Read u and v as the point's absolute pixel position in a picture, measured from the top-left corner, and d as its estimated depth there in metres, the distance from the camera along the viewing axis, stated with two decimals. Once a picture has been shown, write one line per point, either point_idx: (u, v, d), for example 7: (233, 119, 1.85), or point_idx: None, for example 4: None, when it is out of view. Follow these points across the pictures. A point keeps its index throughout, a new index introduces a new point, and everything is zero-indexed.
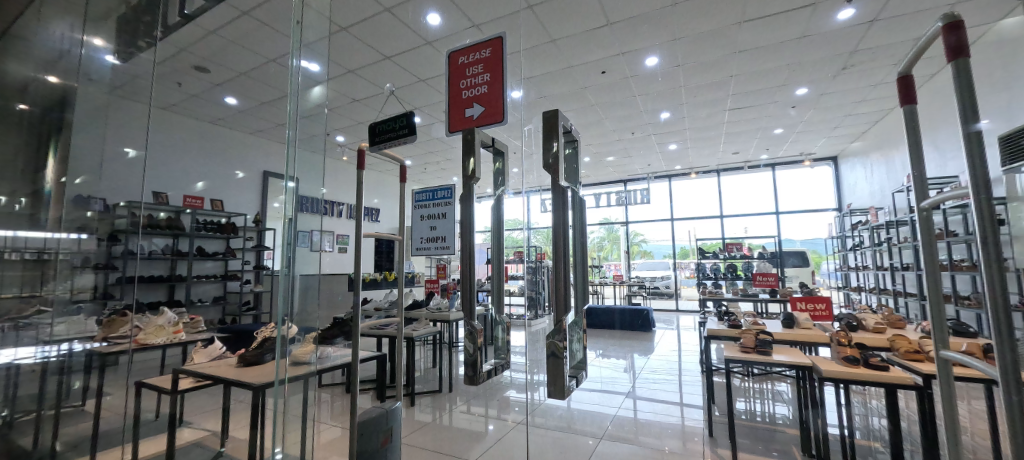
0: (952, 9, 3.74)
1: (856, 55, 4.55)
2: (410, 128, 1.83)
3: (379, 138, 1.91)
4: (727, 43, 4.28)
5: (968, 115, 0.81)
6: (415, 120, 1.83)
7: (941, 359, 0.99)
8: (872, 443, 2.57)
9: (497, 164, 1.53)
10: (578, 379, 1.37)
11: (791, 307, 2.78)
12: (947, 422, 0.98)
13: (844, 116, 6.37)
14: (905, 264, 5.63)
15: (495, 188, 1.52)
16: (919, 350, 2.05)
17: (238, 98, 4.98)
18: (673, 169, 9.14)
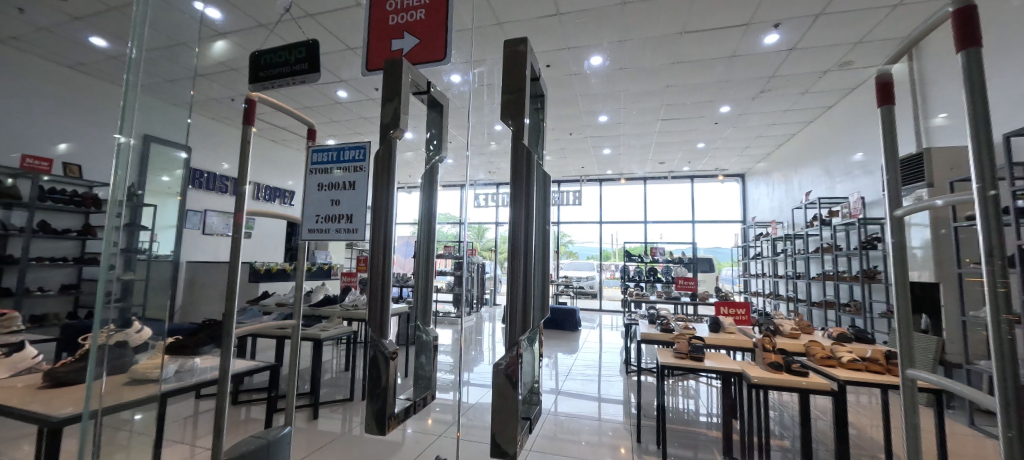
0: (854, 48, 4.18)
1: (774, 80, 4.93)
2: (309, 62, 1.51)
3: (265, 72, 1.54)
4: (667, 51, 4.36)
5: (977, 114, 0.72)
6: (319, 52, 1.50)
7: (906, 380, 0.94)
8: (781, 441, 2.71)
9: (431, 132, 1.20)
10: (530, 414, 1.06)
11: (715, 312, 2.87)
12: (908, 447, 0.91)
13: (756, 137, 6.99)
14: (798, 273, 6.31)
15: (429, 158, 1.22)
16: (832, 356, 2.17)
17: (109, 41, 4.02)
18: (605, 173, 9.41)
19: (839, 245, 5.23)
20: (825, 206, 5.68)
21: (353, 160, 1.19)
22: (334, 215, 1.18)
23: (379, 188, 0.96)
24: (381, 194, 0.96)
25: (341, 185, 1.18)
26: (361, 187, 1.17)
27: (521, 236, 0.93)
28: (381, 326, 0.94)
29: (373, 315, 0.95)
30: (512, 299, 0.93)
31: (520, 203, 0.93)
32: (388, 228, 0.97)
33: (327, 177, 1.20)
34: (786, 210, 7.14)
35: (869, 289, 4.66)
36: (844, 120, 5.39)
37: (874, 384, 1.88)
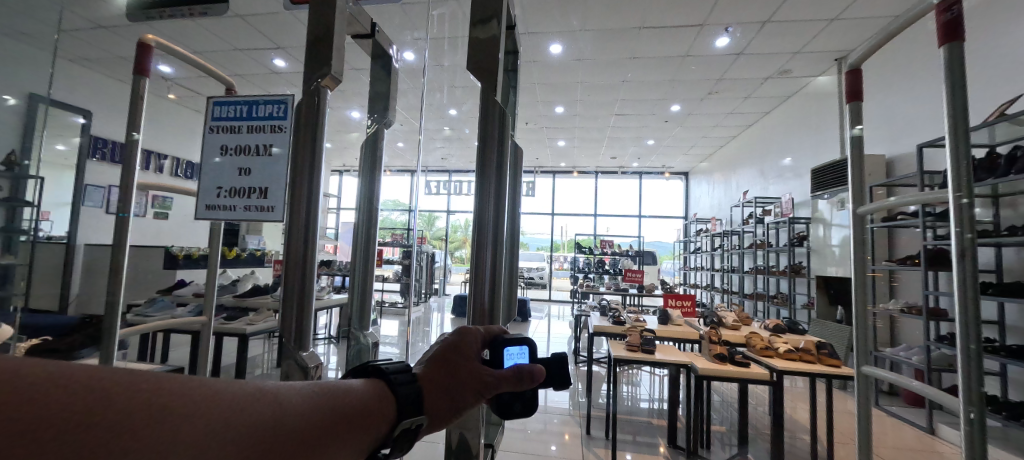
0: (792, 58, 4.44)
1: (721, 83, 5.15)
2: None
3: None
4: (625, 45, 4.38)
5: (957, 110, 0.71)
6: None
7: (860, 375, 0.94)
8: (719, 427, 2.84)
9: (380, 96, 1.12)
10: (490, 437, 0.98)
11: (664, 304, 2.94)
12: (861, 442, 0.92)
13: (700, 138, 7.33)
14: (733, 267, 6.76)
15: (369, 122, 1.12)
16: (770, 346, 2.28)
17: None
18: (558, 165, 9.47)
19: (770, 242, 5.62)
20: (759, 205, 6.08)
21: (269, 116, 0.97)
22: (241, 187, 0.97)
23: (297, 159, 0.79)
24: (298, 167, 0.79)
25: (252, 148, 0.96)
26: (278, 153, 0.95)
27: (486, 219, 0.88)
28: (299, 325, 0.79)
29: (287, 312, 0.79)
30: (476, 289, 0.87)
31: (488, 184, 0.87)
32: (307, 209, 0.80)
33: (233, 137, 0.98)
34: (724, 208, 7.58)
35: (794, 282, 5.05)
36: (780, 125, 5.76)
37: (808, 373, 1.99)
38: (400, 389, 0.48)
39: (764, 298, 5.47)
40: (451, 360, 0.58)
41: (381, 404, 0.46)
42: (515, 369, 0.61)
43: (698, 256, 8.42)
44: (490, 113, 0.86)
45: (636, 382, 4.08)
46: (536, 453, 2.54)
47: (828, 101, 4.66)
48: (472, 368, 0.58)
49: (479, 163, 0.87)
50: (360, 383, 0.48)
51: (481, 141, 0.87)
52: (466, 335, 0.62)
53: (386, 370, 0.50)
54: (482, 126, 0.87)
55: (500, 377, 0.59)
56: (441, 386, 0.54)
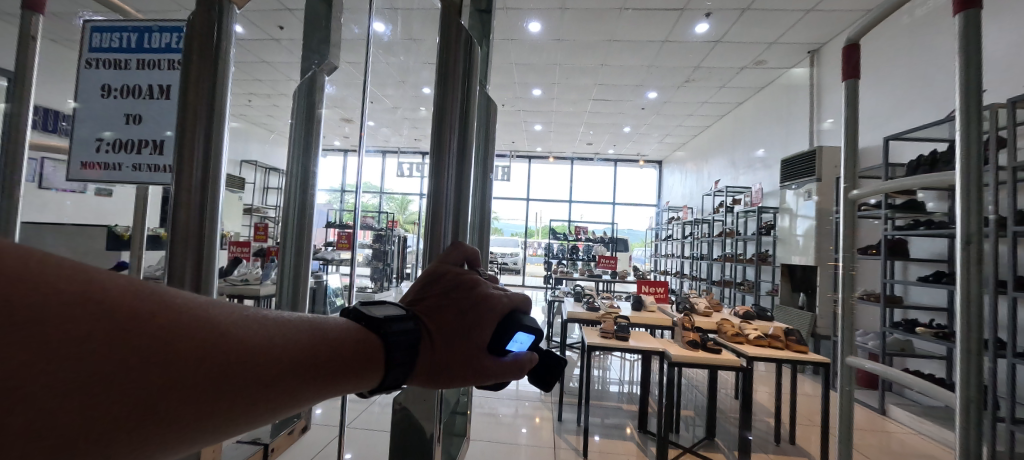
0: (768, 48, 4.46)
1: (697, 71, 5.14)
2: None
3: None
4: (604, 26, 4.27)
5: (970, 84, 0.64)
6: None
7: (842, 365, 0.89)
8: (688, 411, 2.87)
9: (321, 33, 0.99)
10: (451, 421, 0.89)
11: (637, 290, 2.93)
12: (841, 435, 0.87)
13: (675, 127, 7.37)
14: (702, 254, 6.92)
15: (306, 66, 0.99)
16: (740, 333, 2.29)
17: None
18: (534, 150, 9.36)
19: (739, 231, 5.75)
20: (730, 194, 6.19)
21: (165, 48, 0.74)
22: (128, 139, 0.75)
23: (186, 85, 0.58)
24: (186, 100, 0.58)
25: (141, 90, 0.73)
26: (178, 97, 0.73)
27: (444, 181, 0.77)
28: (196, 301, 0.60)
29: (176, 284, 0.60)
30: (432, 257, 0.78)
31: (449, 140, 0.76)
32: (204, 155, 0.59)
33: (117, 74, 0.75)
34: (696, 197, 7.70)
35: (760, 270, 5.18)
36: (752, 116, 5.84)
37: (777, 359, 2.00)
38: (389, 361, 0.42)
39: (731, 284, 5.61)
40: (456, 327, 0.48)
41: (363, 365, 0.40)
42: (514, 362, 0.52)
43: (669, 243, 8.57)
44: (451, 57, 0.75)
45: (607, 367, 4.11)
46: (505, 439, 2.48)
47: (799, 93, 4.73)
48: (474, 348, 0.48)
49: (439, 116, 0.76)
50: (349, 325, 0.42)
51: (440, 89, 0.75)
52: (485, 303, 0.51)
53: (383, 325, 0.43)
54: (441, 72, 0.76)
55: (499, 364, 0.50)
56: (442, 354, 0.47)
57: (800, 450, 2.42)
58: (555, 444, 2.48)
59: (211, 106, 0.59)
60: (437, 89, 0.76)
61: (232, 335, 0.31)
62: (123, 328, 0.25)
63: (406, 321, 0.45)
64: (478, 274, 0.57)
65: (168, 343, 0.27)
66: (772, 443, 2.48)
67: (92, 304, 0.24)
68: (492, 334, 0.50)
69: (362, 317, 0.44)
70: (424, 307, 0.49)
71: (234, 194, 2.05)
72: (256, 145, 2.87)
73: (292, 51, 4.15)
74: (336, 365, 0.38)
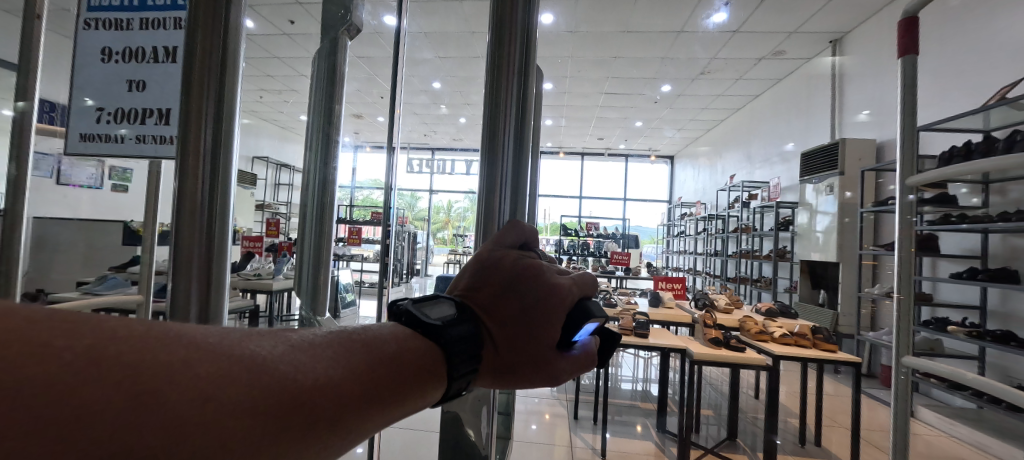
0: (788, 37, 4.33)
1: (714, 62, 5.01)
2: None
3: None
4: (619, 17, 4.17)
5: None
6: None
7: (898, 367, 0.82)
8: (707, 411, 2.79)
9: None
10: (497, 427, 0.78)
11: (654, 287, 2.86)
12: (898, 445, 0.80)
13: (689, 121, 7.24)
14: (716, 251, 6.79)
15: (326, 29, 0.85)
16: (764, 330, 2.21)
17: None
18: (544, 146, 9.28)
19: (755, 226, 5.62)
20: (746, 189, 6.05)
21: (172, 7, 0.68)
22: (130, 109, 0.68)
23: (195, 31, 0.43)
24: (195, 44, 0.43)
25: (146, 52, 0.66)
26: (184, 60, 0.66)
27: (496, 174, 0.62)
28: (203, 312, 0.45)
29: (180, 286, 0.44)
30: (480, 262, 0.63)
31: (502, 125, 0.62)
32: (214, 118, 0.45)
33: (120, 36, 0.68)
34: (710, 192, 7.55)
35: (778, 266, 5.06)
36: (769, 109, 5.69)
37: (805, 358, 1.91)
38: (451, 372, 0.37)
39: (747, 281, 5.49)
40: (519, 326, 0.43)
41: (426, 380, 0.35)
42: (580, 356, 0.47)
43: (682, 240, 8.44)
44: (507, 20, 0.60)
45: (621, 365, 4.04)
46: (520, 436, 2.44)
47: (819, 85, 4.59)
48: (540, 348, 0.43)
49: (491, 93, 0.62)
50: (401, 332, 0.37)
51: (493, 58, 0.61)
52: (549, 293, 0.45)
53: (439, 330, 0.37)
54: (495, 39, 0.61)
55: (566, 359, 0.45)
56: (505, 358, 0.42)
57: (826, 452, 2.32)
58: (571, 443, 2.41)
59: (224, 57, 0.45)
60: (491, 62, 0.62)
61: (282, 373, 0.26)
62: (145, 391, 0.20)
63: (463, 322, 0.40)
64: (534, 257, 0.51)
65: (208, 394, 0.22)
66: (797, 445, 2.39)
67: (109, 372, 0.20)
68: (558, 328, 0.44)
69: (414, 319, 0.38)
70: (482, 301, 0.44)
71: (245, 187, 2.03)
72: (268, 139, 2.85)
73: (302, 45, 4.14)
74: (399, 385, 0.32)
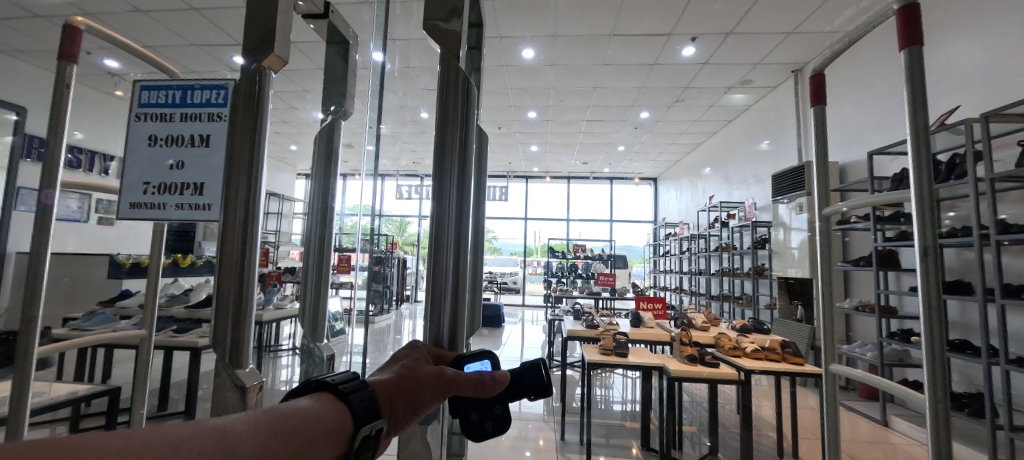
0: (754, 68, 4.61)
1: (687, 91, 5.30)
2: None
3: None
4: (595, 52, 4.44)
5: (918, 114, 0.71)
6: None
7: (827, 373, 0.94)
8: (690, 428, 2.86)
9: (337, 69, 0.98)
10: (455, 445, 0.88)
11: (635, 307, 2.97)
12: (830, 442, 0.91)
13: (670, 145, 7.51)
14: (699, 270, 6.97)
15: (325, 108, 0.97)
16: (737, 346, 2.33)
17: None
18: (531, 170, 9.48)
19: (735, 245, 5.81)
20: (724, 209, 6.27)
21: (206, 103, 0.78)
22: (170, 183, 0.78)
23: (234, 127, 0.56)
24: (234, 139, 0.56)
25: (186, 138, 0.77)
26: (217, 144, 0.76)
27: (444, 218, 0.70)
28: (234, 347, 0.55)
29: (221, 331, 0.56)
30: (436, 301, 0.70)
31: (448, 176, 0.71)
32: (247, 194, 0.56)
33: (164, 126, 0.79)
34: (692, 212, 7.78)
35: (757, 284, 5.23)
36: (742, 133, 5.97)
37: (774, 372, 2.02)
38: (350, 397, 0.47)
39: (729, 298, 5.65)
40: (406, 383, 0.54)
41: (331, 412, 0.45)
42: (480, 373, 0.60)
43: (667, 259, 8.63)
44: (450, 90, 0.72)
45: (608, 386, 4.10)
46: None
47: (786, 110, 4.87)
48: (430, 374, 0.56)
49: (439, 147, 0.72)
50: (309, 401, 0.45)
51: (439, 115, 0.72)
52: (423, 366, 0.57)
53: (334, 383, 0.49)
54: (440, 103, 0.72)
55: (461, 382, 0.58)
56: (400, 400, 0.52)
57: None
58: None
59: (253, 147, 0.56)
60: (437, 122, 0.73)
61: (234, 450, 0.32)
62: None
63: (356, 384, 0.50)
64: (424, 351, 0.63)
65: (178, 454, 0.29)
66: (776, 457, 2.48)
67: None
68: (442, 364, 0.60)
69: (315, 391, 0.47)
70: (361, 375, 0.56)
71: None
72: None
73: (292, 79, 4.27)
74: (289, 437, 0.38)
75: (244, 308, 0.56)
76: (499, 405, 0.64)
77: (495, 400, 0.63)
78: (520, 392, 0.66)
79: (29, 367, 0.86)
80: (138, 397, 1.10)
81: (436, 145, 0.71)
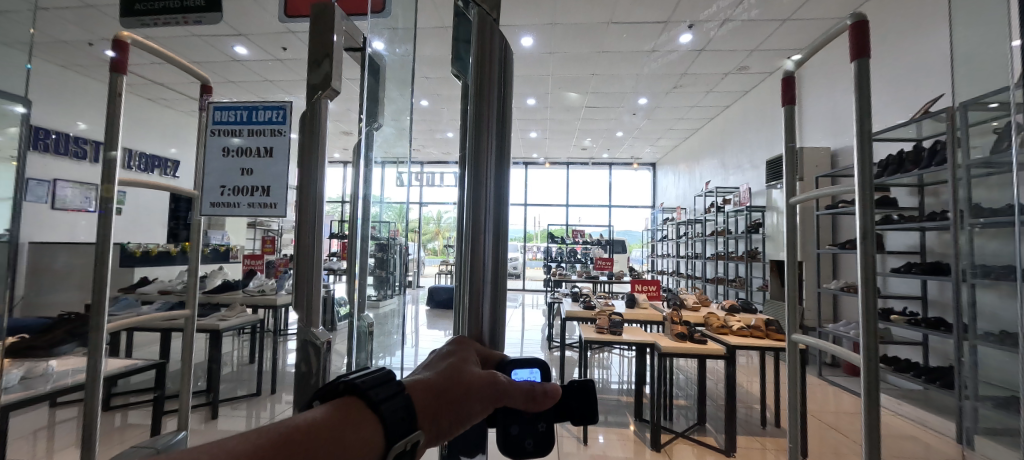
0: (750, 54, 4.67)
1: (684, 77, 5.36)
2: None
3: None
4: (593, 40, 4.49)
5: (863, 117, 0.83)
6: None
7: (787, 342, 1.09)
8: (681, 402, 3.04)
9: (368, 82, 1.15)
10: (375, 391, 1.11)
11: (630, 289, 3.11)
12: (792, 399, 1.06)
13: (669, 130, 7.55)
14: (696, 253, 7.12)
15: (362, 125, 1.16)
16: (725, 324, 2.48)
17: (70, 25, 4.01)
18: (530, 156, 9.55)
19: (729, 229, 5.94)
20: (720, 194, 6.39)
21: (269, 120, 0.98)
22: (243, 185, 0.96)
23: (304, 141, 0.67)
24: (307, 158, 0.66)
25: (254, 150, 0.97)
26: (279, 155, 0.96)
27: (482, 200, 0.65)
28: (307, 309, 0.66)
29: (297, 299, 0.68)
30: (474, 292, 0.64)
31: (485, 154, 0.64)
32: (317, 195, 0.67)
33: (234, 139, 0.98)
34: (688, 198, 7.89)
35: (751, 266, 5.38)
36: (739, 119, 6.03)
37: (757, 347, 2.17)
38: (383, 407, 0.45)
39: (723, 281, 5.81)
40: (454, 394, 0.52)
41: (361, 423, 0.45)
42: (531, 384, 0.57)
43: (665, 244, 8.75)
44: (487, 61, 0.64)
45: (604, 364, 4.29)
46: None
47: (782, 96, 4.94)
48: (475, 381, 0.54)
49: (473, 121, 0.64)
50: (334, 410, 0.45)
51: (475, 93, 0.64)
52: (472, 375, 0.55)
53: (365, 387, 0.47)
54: (476, 71, 0.64)
55: (506, 393, 0.55)
56: (443, 410, 0.51)
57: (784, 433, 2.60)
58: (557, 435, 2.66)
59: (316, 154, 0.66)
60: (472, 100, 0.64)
61: None
62: None
63: (393, 391, 0.47)
64: (471, 350, 0.60)
65: None
66: (759, 426, 2.66)
67: None
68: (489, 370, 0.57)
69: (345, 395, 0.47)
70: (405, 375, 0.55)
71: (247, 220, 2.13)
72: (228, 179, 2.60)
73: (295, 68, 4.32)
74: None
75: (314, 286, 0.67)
76: (542, 422, 0.58)
77: (539, 416, 0.58)
78: (572, 410, 0.59)
79: (101, 340, 0.98)
80: (186, 365, 1.25)
81: (473, 126, 0.64)
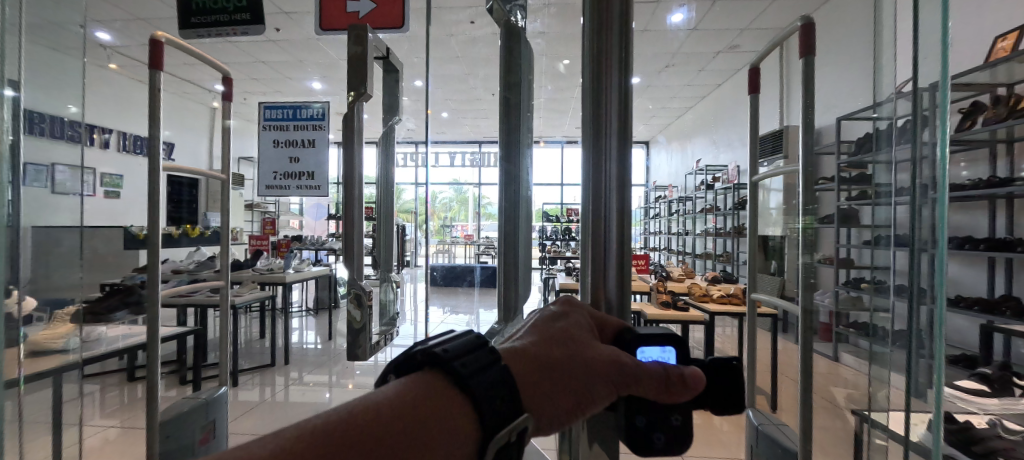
0: (741, 33, 4.74)
1: (676, 56, 5.44)
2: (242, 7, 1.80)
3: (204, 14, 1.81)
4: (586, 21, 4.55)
5: (808, 110, 1.01)
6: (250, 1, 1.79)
7: (748, 301, 1.45)
8: None
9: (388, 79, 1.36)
10: (388, 338, 1.38)
11: None
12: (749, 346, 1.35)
13: (662, 109, 7.62)
14: (687, 230, 7.33)
15: (385, 120, 1.42)
16: (705, 293, 2.69)
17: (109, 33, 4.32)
18: None
19: (718, 206, 6.13)
20: (710, 172, 6.56)
21: None
22: None
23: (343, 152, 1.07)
24: (347, 149, 1.07)
25: None
26: None
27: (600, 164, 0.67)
28: (348, 254, 1.10)
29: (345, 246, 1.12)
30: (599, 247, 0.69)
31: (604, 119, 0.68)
32: (351, 189, 1.09)
33: None
34: (681, 176, 8.05)
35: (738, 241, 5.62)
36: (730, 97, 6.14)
37: (733, 313, 2.39)
38: (472, 384, 0.39)
39: (712, 256, 6.04)
40: (564, 372, 0.48)
41: (451, 396, 0.40)
42: (663, 369, 0.49)
43: (658, 221, 8.96)
44: (605, 25, 0.66)
45: None
46: None
47: None
48: (592, 359, 0.49)
49: (593, 110, 0.68)
50: (422, 377, 0.43)
51: (593, 51, 0.67)
52: (581, 352, 0.50)
53: (448, 356, 0.42)
54: (593, 59, 0.67)
55: (635, 378, 0.49)
56: (549, 386, 0.46)
57: None
58: None
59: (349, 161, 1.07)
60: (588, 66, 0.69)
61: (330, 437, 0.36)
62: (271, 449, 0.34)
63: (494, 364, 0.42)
64: (580, 325, 0.54)
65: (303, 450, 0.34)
66: None
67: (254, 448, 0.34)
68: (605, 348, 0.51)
69: (430, 365, 0.43)
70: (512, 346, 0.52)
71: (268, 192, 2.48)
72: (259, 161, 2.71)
73: None
74: (402, 433, 0.37)
75: (351, 239, 1.11)
76: (675, 414, 0.54)
77: (671, 408, 0.54)
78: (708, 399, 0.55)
79: (157, 313, 1.14)
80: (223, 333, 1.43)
81: (591, 87, 0.68)
